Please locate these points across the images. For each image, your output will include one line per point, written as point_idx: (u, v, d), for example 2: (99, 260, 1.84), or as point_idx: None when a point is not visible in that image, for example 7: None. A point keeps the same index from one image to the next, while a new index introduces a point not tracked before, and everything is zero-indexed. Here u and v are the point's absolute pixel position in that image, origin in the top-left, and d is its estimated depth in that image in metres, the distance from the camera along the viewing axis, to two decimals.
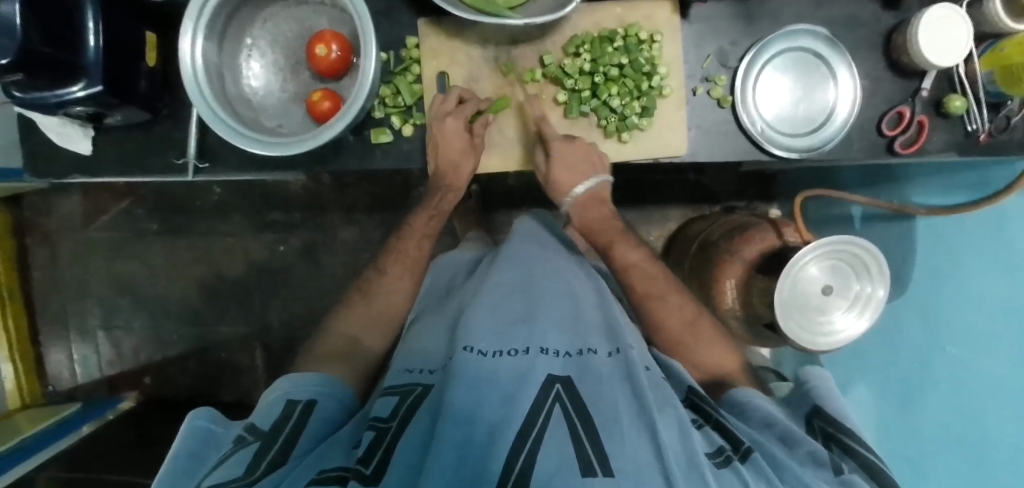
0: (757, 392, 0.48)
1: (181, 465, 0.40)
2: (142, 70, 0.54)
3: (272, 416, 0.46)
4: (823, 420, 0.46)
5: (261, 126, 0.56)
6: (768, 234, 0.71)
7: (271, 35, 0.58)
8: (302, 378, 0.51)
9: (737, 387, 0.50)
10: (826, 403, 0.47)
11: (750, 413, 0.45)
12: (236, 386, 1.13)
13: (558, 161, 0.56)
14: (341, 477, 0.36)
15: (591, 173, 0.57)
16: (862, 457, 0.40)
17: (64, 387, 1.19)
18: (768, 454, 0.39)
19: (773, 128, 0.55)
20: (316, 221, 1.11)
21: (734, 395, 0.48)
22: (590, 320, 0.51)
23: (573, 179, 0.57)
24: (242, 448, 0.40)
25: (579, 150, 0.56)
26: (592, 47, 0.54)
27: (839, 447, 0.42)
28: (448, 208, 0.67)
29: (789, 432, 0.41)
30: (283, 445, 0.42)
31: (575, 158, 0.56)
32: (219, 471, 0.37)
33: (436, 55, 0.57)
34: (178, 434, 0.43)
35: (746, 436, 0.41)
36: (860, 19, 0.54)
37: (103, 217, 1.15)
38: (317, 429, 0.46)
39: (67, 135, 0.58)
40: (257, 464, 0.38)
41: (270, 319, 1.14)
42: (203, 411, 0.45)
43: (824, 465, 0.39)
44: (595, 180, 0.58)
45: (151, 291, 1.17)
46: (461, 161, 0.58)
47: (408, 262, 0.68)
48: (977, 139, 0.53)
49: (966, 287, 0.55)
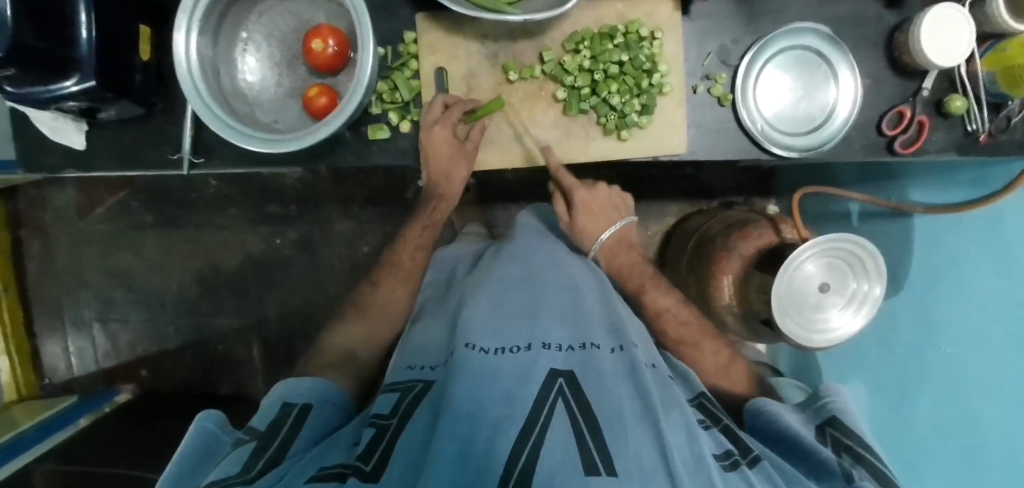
0: (775, 402, 0.49)
1: (184, 464, 0.41)
2: (135, 64, 0.53)
3: (269, 416, 0.46)
4: (837, 430, 0.45)
5: (257, 121, 0.56)
6: (766, 231, 0.71)
7: (267, 29, 0.57)
8: (298, 383, 0.52)
9: (756, 398, 0.51)
10: (840, 413, 0.46)
11: (768, 421, 0.46)
12: (235, 379, 1.14)
13: (582, 208, 0.64)
14: (340, 474, 0.36)
15: (616, 216, 0.66)
16: (874, 468, 0.40)
17: (61, 379, 1.19)
18: (779, 465, 0.39)
19: (773, 126, 0.54)
20: (313, 214, 1.11)
21: (751, 405, 0.50)
22: (592, 314, 0.51)
23: (600, 224, 0.64)
24: (239, 447, 0.41)
25: (601, 198, 0.65)
26: (593, 44, 0.54)
27: (851, 456, 0.42)
28: (440, 219, 0.68)
29: (802, 443, 0.42)
30: (281, 443, 0.42)
31: (597, 204, 0.64)
32: (217, 472, 0.38)
33: (434, 50, 0.56)
34: (185, 435, 0.44)
35: (757, 446, 0.41)
36: (862, 17, 0.54)
37: (98, 209, 1.14)
38: (315, 430, 0.46)
39: (60, 129, 0.58)
40: (255, 462, 0.39)
41: (267, 312, 1.14)
42: (212, 413, 0.46)
43: (835, 475, 0.38)
44: (621, 222, 0.65)
45: (148, 284, 1.16)
46: (450, 169, 0.58)
47: (400, 274, 0.69)
48: (977, 139, 0.53)
49: (963, 287, 0.55)
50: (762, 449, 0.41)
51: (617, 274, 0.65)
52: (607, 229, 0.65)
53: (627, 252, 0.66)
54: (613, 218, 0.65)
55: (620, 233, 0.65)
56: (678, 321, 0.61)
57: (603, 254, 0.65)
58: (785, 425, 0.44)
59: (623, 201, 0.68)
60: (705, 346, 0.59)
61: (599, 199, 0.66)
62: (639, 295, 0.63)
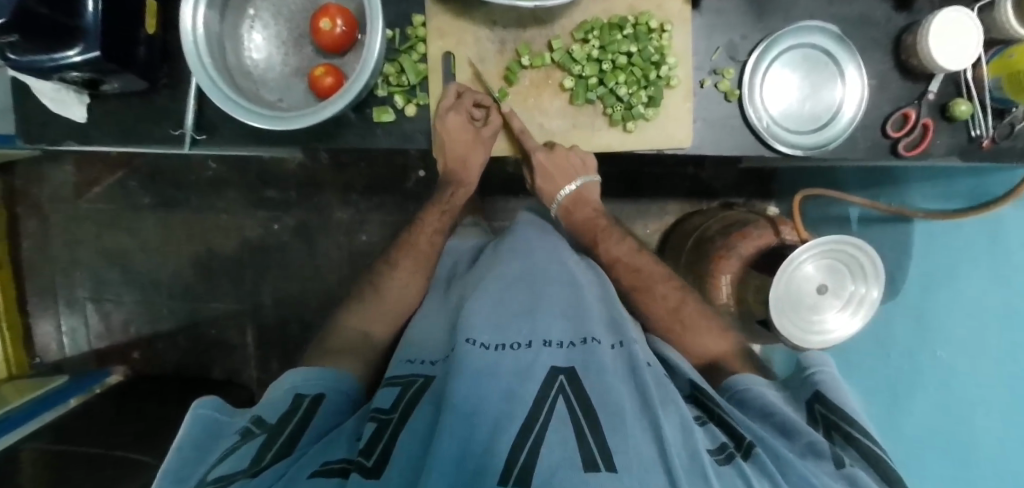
0: (756, 380, 0.50)
1: (186, 455, 0.40)
2: (141, 37, 0.52)
3: (280, 410, 0.46)
4: (824, 407, 0.46)
5: (262, 100, 0.55)
6: (765, 231, 0.71)
7: (276, 7, 0.57)
8: (314, 372, 0.52)
9: (737, 374, 0.51)
10: (825, 388, 0.47)
11: (750, 400, 0.47)
12: (228, 364, 1.13)
13: (541, 171, 0.60)
14: (343, 470, 0.36)
15: (576, 175, 0.62)
16: (862, 447, 0.41)
17: (52, 358, 1.18)
18: (770, 449, 0.39)
19: (779, 124, 0.55)
20: (312, 201, 1.10)
21: (733, 381, 0.50)
22: (592, 308, 0.50)
23: (558, 185, 0.62)
24: (248, 440, 0.41)
25: (563, 158, 0.59)
26: (601, 34, 0.53)
27: (839, 435, 0.43)
28: (458, 203, 0.70)
29: (789, 425, 0.42)
30: (288, 437, 0.42)
31: (557, 167, 0.59)
32: (224, 464, 0.37)
33: (442, 34, 0.56)
34: (182, 425, 0.43)
35: (748, 431, 0.41)
36: (871, 18, 0.54)
37: (96, 188, 1.14)
38: (324, 423, 0.46)
39: (61, 101, 0.57)
40: (265, 454, 0.39)
41: (262, 298, 1.14)
42: (209, 401, 0.46)
43: (824, 457, 0.39)
44: (579, 182, 0.62)
45: (144, 265, 1.16)
46: (467, 155, 0.62)
47: (420, 257, 0.67)
48: (980, 145, 0.53)
49: (958, 292, 0.57)
50: (752, 431, 0.41)
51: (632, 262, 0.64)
52: (564, 188, 0.62)
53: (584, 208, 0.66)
54: (572, 178, 0.62)
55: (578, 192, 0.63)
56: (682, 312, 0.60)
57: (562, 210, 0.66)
58: (772, 405, 0.45)
59: (586, 157, 0.61)
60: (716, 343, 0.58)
61: (560, 160, 0.59)
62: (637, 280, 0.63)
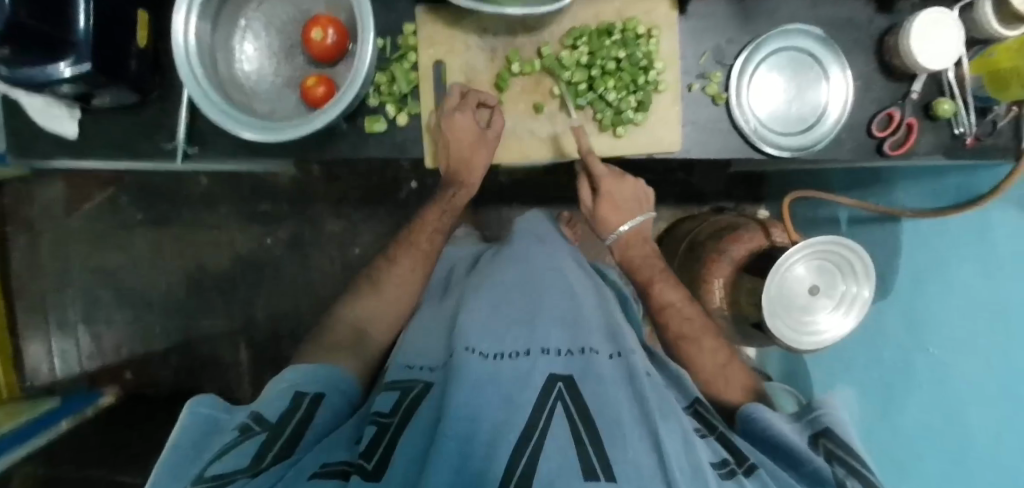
0: (767, 409, 0.49)
1: (182, 454, 0.39)
2: (132, 50, 0.52)
3: (280, 407, 0.45)
4: (830, 441, 0.43)
5: (253, 110, 0.55)
6: (756, 234, 0.73)
7: (267, 18, 0.58)
8: (310, 369, 0.51)
9: (747, 404, 0.50)
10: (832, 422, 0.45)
11: (757, 427, 0.46)
12: (221, 382, 1.12)
13: (606, 199, 0.63)
14: (342, 475, 0.35)
15: (638, 209, 0.65)
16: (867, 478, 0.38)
17: (42, 380, 1.15)
18: (774, 474, 0.39)
19: (766, 126, 0.55)
20: (304, 213, 1.10)
21: (744, 411, 0.50)
22: (591, 318, 0.50)
23: (621, 216, 0.64)
24: (248, 437, 0.39)
25: (629, 189, 0.63)
26: (590, 40, 0.54)
27: (845, 467, 0.40)
28: (459, 205, 0.65)
29: (793, 450, 0.42)
30: (289, 437, 0.41)
31: (623, 197, 0.63)
32: (223, 461, 0.36)
33: (433, 43, 0.56)
34: (176, 423, 0.42)
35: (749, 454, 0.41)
36: (854, 21, 0.55)
37: (87, 205, 1.13)
38: (323, 424, 0.45)
39: (53, 117, 0.57)
40: (265, 455, 0.38)
41: (256, 313, 1.12)
42: (205, 397, 0.44)
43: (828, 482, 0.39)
44: (642, 216, 0.64)
45: (136, 282, 1.14)
46: (470, 157, 0.57)
47: (418, 256, 0.65)
48: (964, 142, 0.54)
49: (949, 291, 0.57)
50: (756, 456, 0.41)
51: (636, 268, 0.64)
52: (627, 222, 0.64)
53: (641, 244, 0.66)
54: (634, 212, 0.65)
55: (638, 227, 0.65)
56: (681, 315, 0.61)
57: (619, 245, 0.66)
58: (778, 433, 0.44)
59: (647, 193, 0.66)
60: (709, 350, 0.59)
61: (626, 191, 0.63)
62: (660, 296, 0.63)
